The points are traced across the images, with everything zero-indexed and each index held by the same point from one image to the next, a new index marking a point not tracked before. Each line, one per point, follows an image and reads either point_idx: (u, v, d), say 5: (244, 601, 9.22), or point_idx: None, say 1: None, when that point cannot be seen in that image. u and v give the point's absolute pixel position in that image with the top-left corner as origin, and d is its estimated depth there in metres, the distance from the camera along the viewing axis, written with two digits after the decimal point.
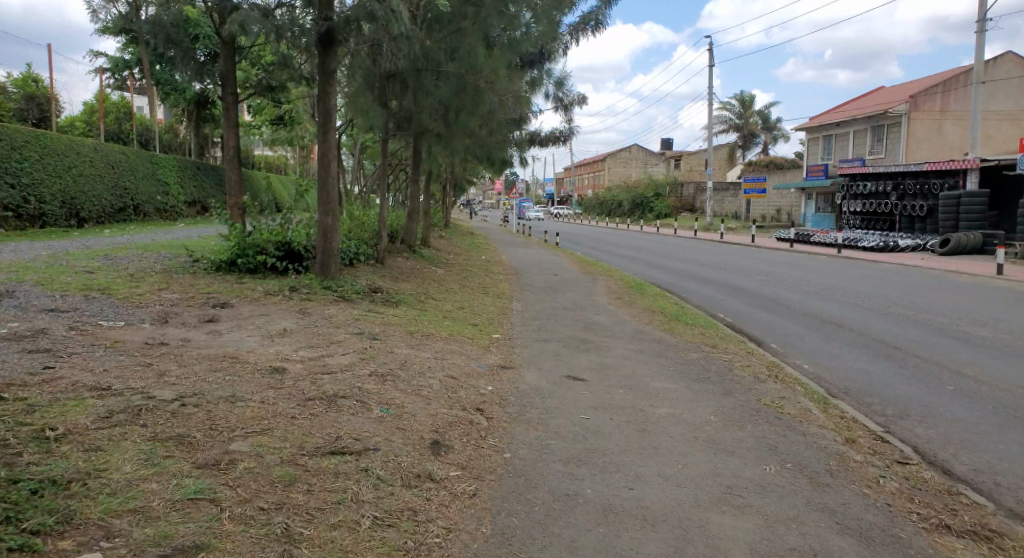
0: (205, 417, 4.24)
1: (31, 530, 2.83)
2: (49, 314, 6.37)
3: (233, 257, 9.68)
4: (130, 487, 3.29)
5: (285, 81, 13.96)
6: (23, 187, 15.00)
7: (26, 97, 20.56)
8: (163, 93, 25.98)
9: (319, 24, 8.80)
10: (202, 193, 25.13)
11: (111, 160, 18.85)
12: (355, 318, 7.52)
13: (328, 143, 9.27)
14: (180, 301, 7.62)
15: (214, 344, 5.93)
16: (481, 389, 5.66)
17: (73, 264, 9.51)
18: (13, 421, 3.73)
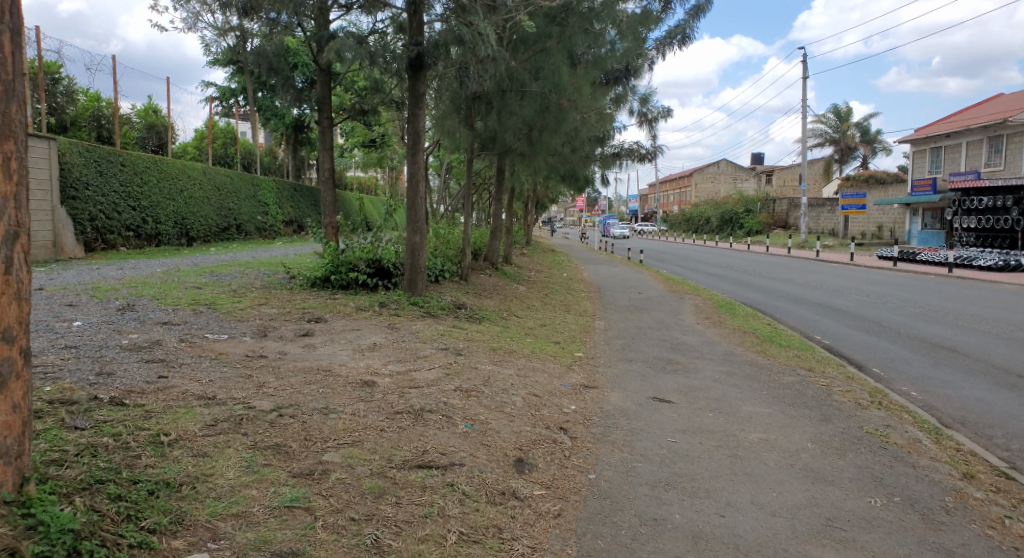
0: (301, 428, 4.42)
1: (148, 528, 3.04)
2: (163, 327, 6.85)
3: (327, 274, 10.09)
4: (233, 492, 3.48)
5: (377, 105, 14.55)
6: (142, 209, 16.24)
7: (147, 126, 22.30)
8: (266, 119, 27.60)
9: (410, 49, 9.08)
10: (299, 213, 26.42)
11: (218, 183, 20.17)
12: (441, 334, 7.66)
13: (417, 165, 9.55)
14: (278, 315, 8.02)
15: (309, 358, 6.20)
16: (565, 408, 5.63)
17: (183, 281, 10.19)
18: (133, 426, 4.03)
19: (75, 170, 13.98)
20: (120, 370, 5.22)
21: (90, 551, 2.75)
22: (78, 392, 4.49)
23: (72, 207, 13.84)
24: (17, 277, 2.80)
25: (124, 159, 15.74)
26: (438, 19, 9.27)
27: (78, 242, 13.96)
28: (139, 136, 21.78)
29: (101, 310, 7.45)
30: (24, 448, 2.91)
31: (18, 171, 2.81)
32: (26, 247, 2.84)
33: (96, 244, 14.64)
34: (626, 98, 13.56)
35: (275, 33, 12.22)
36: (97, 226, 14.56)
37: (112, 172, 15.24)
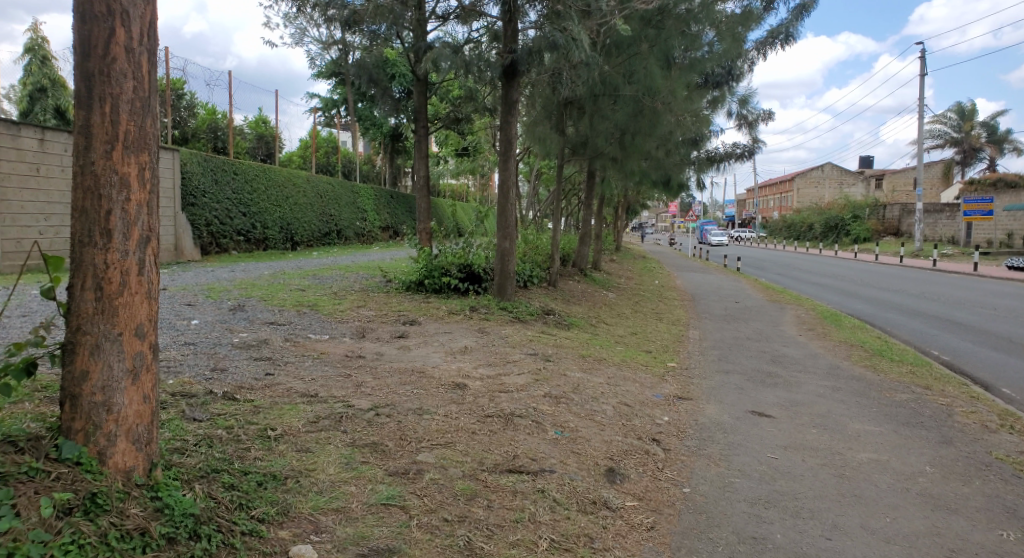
0: (396, 427, 4.55)
1: (258, 517, 3.21)
2: (270, 327, 7.26)
3: (421, 278, 10.35)
4: (333, 487, 3.62)
5: (470, 113, 14.86)
6: (252, 215, 17.29)
7: (258, 136, 23.44)
8: (365, 129, 28.74)
9: (505, 57, 9.16)
10: (394, 219, 27.30)
11: (321, 191, 21.19)
12: (531, 340, 7.70)
13: (508, 171, 9.66)
14: (375, 317, 8.31)
15: (404, 359, 6.37)
16: (658, 419, 5.49)
17: (289, 283, 10.77)
18: (244, 420, 4.28)
19: (195, 179, 15.06)
20: (232, 366, 5.55)
21: (208, 535, 2.94)
22: (195, 386, 4.82)
23: (191, 213, 14.91)
24: (148, 277, 3.03)
25: (237, 169, 16.82)
26: (532, 26, 9.35)
27: (196, 245, 15.03)
28: (251, 146, 23.19)
29: (216, 309, 7.97)
30: (153, 437, 3.14)
31: (151, 181, 3.05)
32: (156, 250, 3.07)
33: (212, 248, 15.72)
34: (723, 100, 13.19)
35: (376, 45, 12.71)
36: (212, 231, 15.61)
37: (226, 180, 16.30)
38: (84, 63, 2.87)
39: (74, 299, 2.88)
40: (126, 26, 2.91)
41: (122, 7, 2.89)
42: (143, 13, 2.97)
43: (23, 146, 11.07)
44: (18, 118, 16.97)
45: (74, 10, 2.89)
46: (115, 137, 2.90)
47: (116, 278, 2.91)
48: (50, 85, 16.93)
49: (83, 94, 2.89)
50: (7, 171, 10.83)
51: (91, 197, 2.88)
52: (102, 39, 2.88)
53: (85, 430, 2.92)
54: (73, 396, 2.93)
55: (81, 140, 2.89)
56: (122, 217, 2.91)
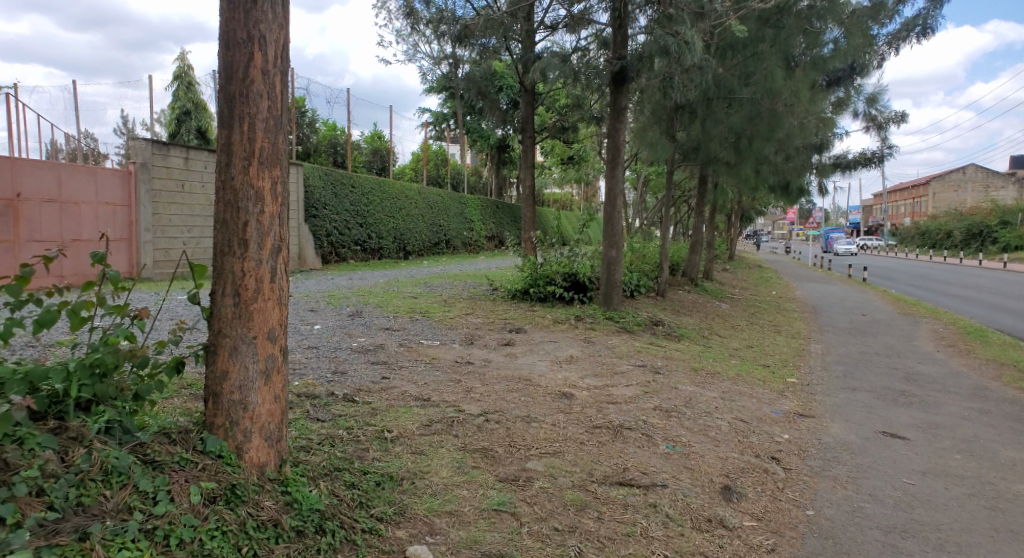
0: (505, 434, 4.60)
1: (377, 516, 3.33)
2: (385, 332, 7.55)
3: (526, 287, 10.42)
4: (446, 490, 3.70)
5: (577, 121, 14.86)
6: (368, 226, 18.11)
7: (373, 151, 24.59)
8: (473, 141, 29.41)
9: (614, 63, 9.11)
10: (500, 229, 27.72)
11: (431, 202, 21.90)
12: (639, 350, 7.56)
13: (616, 178, 9.57)
14: (483, 325, 8.45)
15: (512, 366, 6.44)
16: (777, 436, 5.22)
17: (402, 290, 11.19)
18: (362, 421, 4.48)
19: (316, 192, 16.00)
20: (351, 369, 5.83)
21: (333, 531, 3.09)
22: (318, 387, 5.10)
23: (314, 224, 15.85)
24: (280, 284, 3.24)
25: (354, 182, 17.69)
26: (642, 31, 9.23)
27: (317, 255, 15.95)
28: (367, 160, 24.30)
29: (336, 315, 8.40)
30: (283, 434, 3.34)
31: (282, 194, 3.26)
32: (287, 259, 3.27)
33: (332, 257, 16.61)
34: (849, 101, 12.57)
35: (485, 60, 13.01)
36: (332, 241, 16.51)
37: (344, 193, 17.19)
38: (227, 86, 3.12)
39: (216, 304, 3.13)
40: (264, 50, 3.14)
41: (260, 32, 3.12)
42: (278, 37, 3.19)
43: (172, 164, 12.18)
44: (166, 138, 18.71)
45: (220, 38, 3.15)
46: (252, 153, 3.12)
47: (251, 285, 3.13)
48: (193, 108, 18.55)
49: (225, 114, 3.13)
50: (158, 187, 11.97)
51: (231, 209, 3.12)
52: (243, 63, 3.11)
53: (225, 426, 3.16)
54: (215, 394, 3.17)
55: (224, 157, 3.14)
56: (257, 228, 3.13)
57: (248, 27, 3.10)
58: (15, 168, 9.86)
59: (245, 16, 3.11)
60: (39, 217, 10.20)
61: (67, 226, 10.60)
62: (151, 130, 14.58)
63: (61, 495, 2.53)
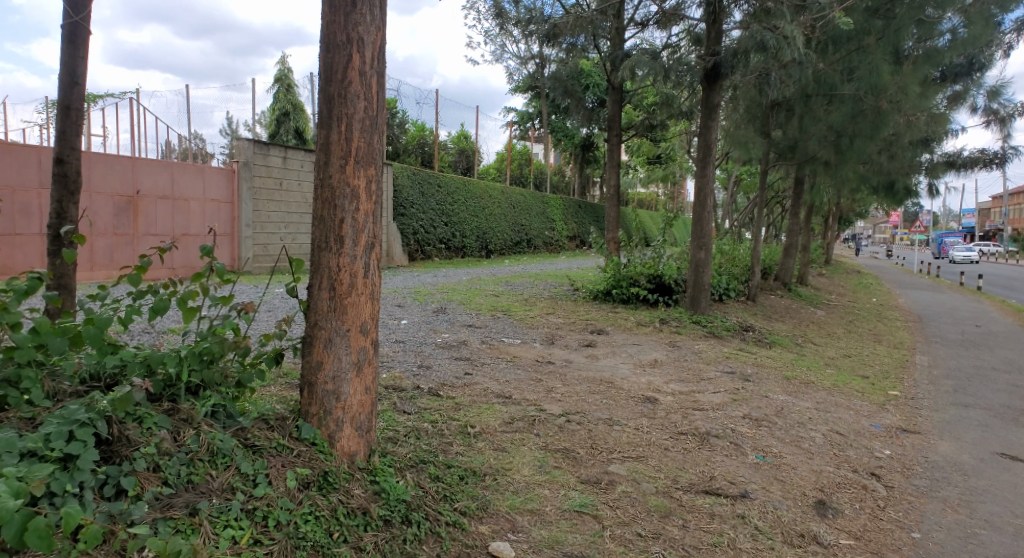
0: (587, 436, 4.55)
1: (460, 509, 3.37)
2: (468, 329, 7.65)
3: (609, 288, 10.31)
4: (528, 489, 3.70)
5: (665, 118, 14.55)
6: (453, 225, 18.41)
7: (459, 150, 24.99)
8: (558, 140, 29.29)
9: (707, 60, 8.85)
10: (582, 229, 27.52)
11: (514, 202, 22.05)
12: (727, 357, 7.32)
13: (705, 178, 9.31)
14: (564, 325, 8.42)
15: (594, 368, 6.37)
16: (877, 451, 4.93)
17: (485, 288, 11.30)
18: (446, 415, 4.55)
19: (404, 191, 16.43)
20: (435, 364, 5.94)
21: (419, 522, 3.15)
22: (405, 380, 5.23)
23: (401, 223, 16.30)
24: (373, 279, 3.33)
25: (441, 181, 18.03)
26: (737, 26, 8.95)
27: (404, 252, 16.37)
28: (454, 160, 24.63)
29: (421, 311, 8.59)
30: (372, 425, 3.44)
31: (377, 193, 3.35)
32: (380, 256, 3.37)
33: (417, 255, 17.02)
34: (966, 95, 11.63)
35: (573, 59, 12.94)
36: (418, 239, 16.90)
37: (431, 192, 17.55)
38: (326, 88, 3.24)
39: (313, 298, 3.26)
40: (362, 52, 3.24)
41: (359, 34, 3.22)
42: (376, 38, 3.28)
43: (272, 163, 12.80)
44: (267, 138, 19.69)
45: (321, 41, 3.27)
46: (349, 153, 3.22)
47: (347, 279, 3.24)
48: (292, 109, 19.43)
49: (324, 115, 3.25)
50: (259, 185, 12.60)
51: (328, 207, 3.24)
52: (342, 64, 3.22)
53: (319, 415, 3.28)
54: (310, 384, 3.29)
55: (322, 156, 3.26)
56: (353, 225, 3.24)
57: (347, 29, 3.20)
58: (135, 167, 10.65)
59: (345, 18, 3.22)
60: (155, 213, 11.00)
61: (178, 221, 11.36)
62: (253, 130, 15.38)
63: (173, 472, 2.69)
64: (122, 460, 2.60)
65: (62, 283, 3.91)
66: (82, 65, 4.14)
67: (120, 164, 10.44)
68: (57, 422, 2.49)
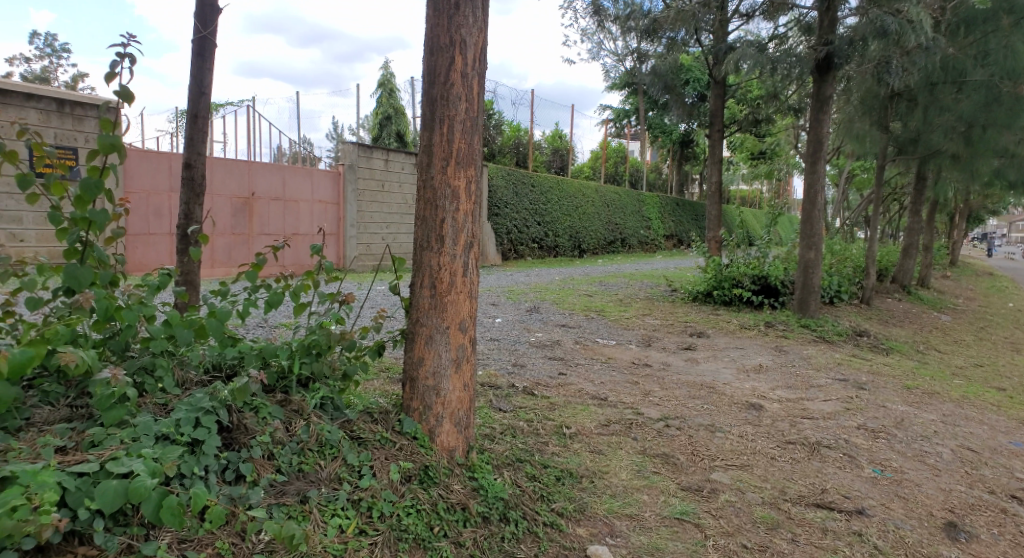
0: (687, 442, 4.41)
1: (557, 510, 3.34)
2: (562, 329, 7.61)
3: (709, 289, 9.98)
4: (626, 493, 3.63)
5: (772, 112, 13.91)
6: (546, 224, 18.43)
7: (554, 149, 24.95)
8: (655, 137, 28.67)
9: (818, 49, 8.38)
10: (680, 227, 26.80)
11: (608, 200, 21.78)
12: (838, 363, 6.90)
13: (816, 174, 8.80)
14: (661, 327, 8.21)
15: (693, 372, 6.17)
16: (1017, 472, 4.48)
17: (578, 288, 11.23)
18: (542, 415, 4.54)
19: (499, 192, 16.62)
20: (530, 363, 5.95)
21: (516, 520, 3.15)
22: (500, 378, 5.27)
23: (496, 222, 16.49)
24: (471, 278, 3.36)
25: (535, 181, 18.08)
26: (853, 13, 8.42)
27: (497, 251, 16.57)
28: (548, 160, 24.59)
29: (515, 310, 8.64)
30: (470, 422, 3.48)
31: (477, 193, 3.38)
32: (478, 255, 3.40)
33: (510, 254, 17.17)
34: None
35: (673, 53, 12.61)
36: (512, 239, 17.05)
37: (525, 192, 17.64)
38: (430, 90, 3.30)
39: (414, 296, 3.33)
40: (464, 53, 3.27)
41: (461, 36, 3.26)
42: (477, 40, 3.31)
43: (374, 165, 13.27)
44: (369, 141, 20.43)
45: (424, 44, 3.33)
46: (450, 154, 3.27)
47: (446, 278, 3.28)
48: (394, 113, 20.06)
49: (428, 117, 3.32)
50: (362, 187, 13.10)
51: (430, 207, 3.29)
52: (445, 67, 3.27)
53: (419, 409, 3.35)
54: (412, 379, 3.37)
55: (425, 157, 3.32)
56: (453, 225, 3.28)
57: (450, 31, 3.24)
58: (250, 170, 11.32)
59: (448, 21, 3.26)
60: (268, 213, 11.67)
61: (289, 222, 12.00)
62: (357, 134, 16.01)
63: (286, 460, 2.83)
64: (241, 446, 2.76)
65: (189, 278, 4.20)
66: (208, 75, 4.43)
67: (238, 168, 11.12)
68: (185, 408, 2.67)
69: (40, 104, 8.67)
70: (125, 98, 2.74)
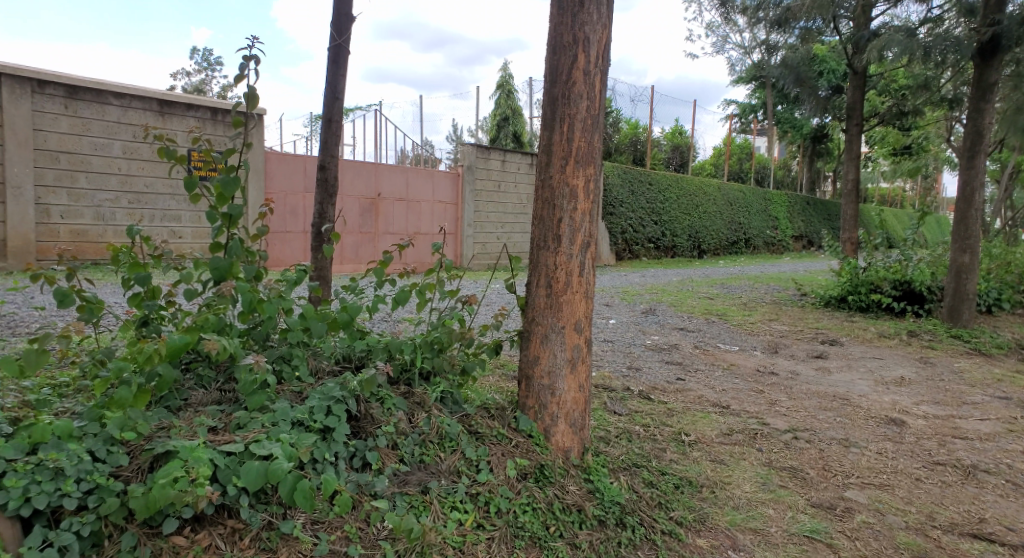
0: (818, 456, 4.13)
1: (676, 519, 3.23)
2: (680, 332, 7.39)
3: (844, 294, 9.34)
4: (750, 506, 3.45)
5: (920, 103, 12.79)
6: (664, 224, 18.00)
7: (674, 147, 24.28)
8: (783, 132, 27.17)
9: (981, 31, 7.62)
10: (810, 228, 25.23)
11: (732, 198, 20.90)
12: (997, 379, 6.21)
13: (974, 169, 7.99)
14: (789, 333, 7.76)
15: (824, 382, 5.77)
16: None
17: (698, 290, 10.87)
18: (659, 420, 4.42)
19: (615, 190, 16.41)
20: (646, 367, 5.81)
21: (633, 526, 3.07)
22: (615, 380, 5.20)
23: (611, 222, 16.31)
24: (587, 277, 3.32)
25: (653, 179, 17.70)
26: None
27: (612, 251, 16.41)
28: (667, 157, 23.97)
29: (630, 311, 8.50)
30: (586, 423, 3.44)
31: (595, 192, 3.33)
32: (596, 254, 3.34)
33: (626, 254, 16.94)
34: None
35: (806, 44, 11.90)
36: (627, 238, 16.81)
37: (643, 191, 17.30)
38: (551, 89, 3.29)
39: (531, 294, 3.34)
40: (587, 51, 3.23)
41: (585, 34, 3.22)
42: (601, 37, 3.26)
43: (491, 166, 13.51)
44: (487, 142, 20.81)
45: (548, 43, 3.33)
46: (570, 153, 3.24)
47: (563, 277, 3.27)
48: (511, 114, 20.33)
49: (548, 116, 3.31)
50: (480, 187, 13.38)
51: (548, 206, 3.29)
52: (567, 66, 3.25)
53: (535, 408, 3.36)
54: (528, 377, 3.38)
55: (544, 157, 3.32)
56: (570, 224, 3.26)
57: (574, 30, 3.22)
58: (377, 172, 11.85)
59: (572, 19, 3.23)
60: (392, 213, 12.18)
61: (411, 221, 12.46)
62: (477, 136, 16.37)
63: (408, 451, 2.92)
64: (368, 435, 2.87)
65: (322, 274, 4.46)
66: (342, 82, 4.67)
67: (366, 170, 11.68)
68: (318, 396, 2.81)
69: (198, 112, 9.52)
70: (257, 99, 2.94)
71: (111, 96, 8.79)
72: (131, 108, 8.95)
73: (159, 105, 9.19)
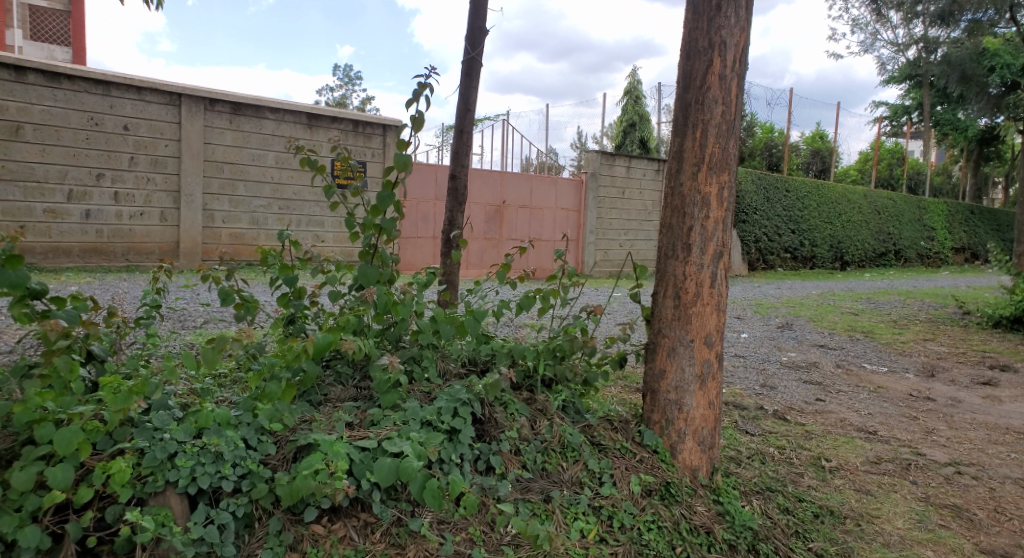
0: (987, 496, 3.67)
1: (816, 550, 2.98)
2: (820, 350, 6.90)
3: (1018, 314, 8.31)
4: (903, 545, 3.12)
5: None
6: (802, 233, 16.95)
7: (813, 152, 22.83)
8: (943, 134, 24.76)
9: None
10: (974, 238, 22.72)
11: (880, 207, 19.31)
12: None
13: None
14: (949, 355, 7.01)
15: (992, 413, 5.13)
16: None
17: (840, 305, 10.11)
18: (796, 443, 4.13)
19: (749, 197, 15.68)
20: (782, 385, 5.47)
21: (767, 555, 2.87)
22: (746, 398, 4.93)
23: (742, 230, 15.59)
24: (719, 290, 3.17)
25: (791, 186, 16.74)
26: None
27: (743, 260, 15.66)
28: (806, 162, 22.58)
29: (763, 325, 8.05)
30: (715, 441, 3.28)
31: (729, 199, 3.18)
32: (728, 265, 3.18)
33: (759, 264, 16.11)
34: None
35: (975, 38, 10.80)
36: (760, 247, 15.98)
37: (779, 197, 16.39)
38: (684, 95, 3.18)
39: (658, 305, 3.24)
40: (723, 55, 3.09)
41: (721, 38, 3.09)
42: (739, 40, 3.10)
43: (616, 172, 13.36)
44: (613, 149, 20.60)
45: (682, 49, 3.23)
46: (702, 159, 3.11)
47: (692, 288, 3.14)
48: (638, 120, 19.97)
49: (680, 123, 3.20)
50: (604, 194, 13.28)
51: (678, 214, 3.18)
52: (702, 70, 3.13)
53: (660, 423, 3.25)
54: (653, 390, 3.28)
55: (675, 164, 3.21)
56: (701, 233, 3.12)
57: (710, 34, 3.09)
58: (502, 180, 12.09)
59: (708, 23, 3.11)
60: (517, 220, 12.36)
61: (535, 227, 12.58)
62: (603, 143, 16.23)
63: (531, 457, 2.92)
64: (492, 439, 2.90)
65: (449, 279, 4.55)
66: (474, 93, 4.78)
67: (492, 178, 11.95)
68: (446, 398, 2.86)
69: (341, 124, 10.17)
70: (419, 122, 3.06)
71: (267, 111, 9.57)
72: (284, 122, 9.71)
73: (307, 119, 9.91)
